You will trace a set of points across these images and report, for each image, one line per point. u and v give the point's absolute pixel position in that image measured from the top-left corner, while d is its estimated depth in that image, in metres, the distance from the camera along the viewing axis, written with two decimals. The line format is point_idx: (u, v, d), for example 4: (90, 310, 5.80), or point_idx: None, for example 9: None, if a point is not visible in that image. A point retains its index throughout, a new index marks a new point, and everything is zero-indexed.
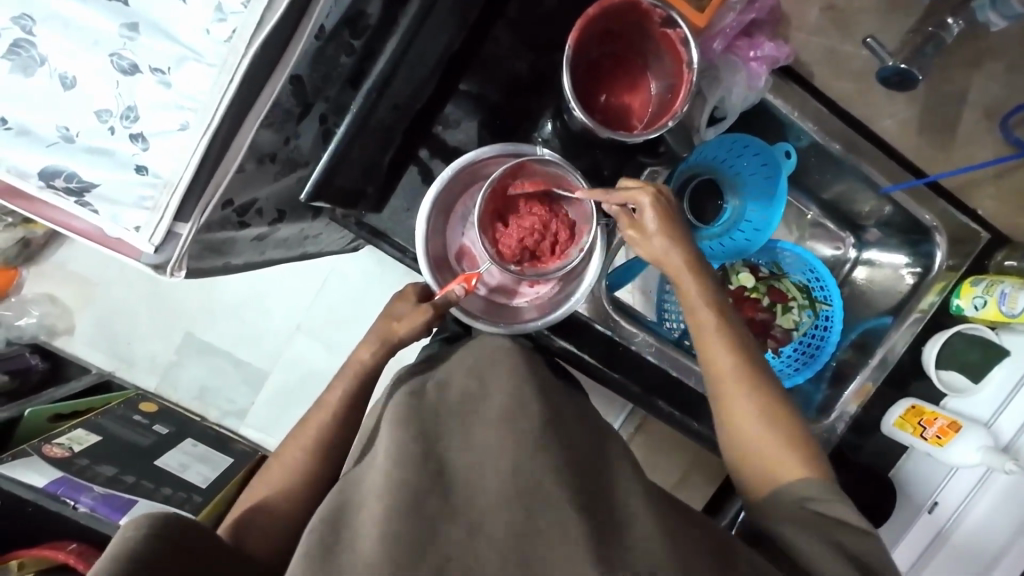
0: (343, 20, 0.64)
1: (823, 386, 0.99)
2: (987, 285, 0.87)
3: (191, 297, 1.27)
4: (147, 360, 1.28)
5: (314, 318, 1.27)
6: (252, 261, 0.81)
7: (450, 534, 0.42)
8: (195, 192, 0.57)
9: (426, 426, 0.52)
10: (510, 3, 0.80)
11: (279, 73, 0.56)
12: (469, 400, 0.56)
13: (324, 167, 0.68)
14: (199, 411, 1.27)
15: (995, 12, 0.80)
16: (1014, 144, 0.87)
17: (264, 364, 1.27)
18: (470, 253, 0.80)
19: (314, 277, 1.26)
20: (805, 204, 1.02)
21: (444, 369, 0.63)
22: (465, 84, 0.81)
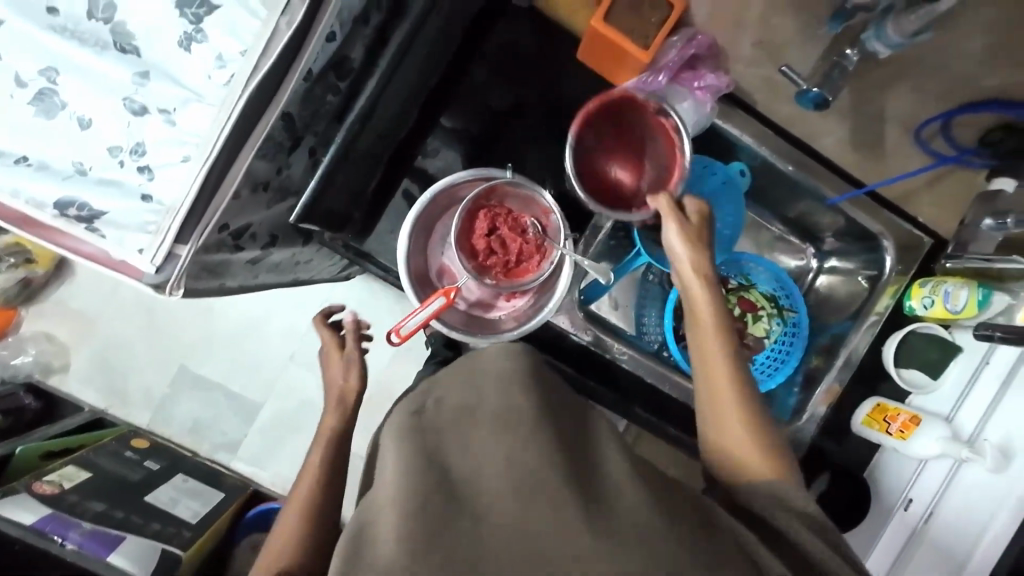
0: (330, 64, 0.71)
1: (796, 389, 1.03)
2: (932, 286, 0.92)
3: (188, 328, 1.32)
4: (141, 394, 1.31)
5: (307, 347, 1.31)
6: (245, 284, 0.87)
7: (459, 525, 0.49)
8: (194, 216, 0.63)
9: (422, 440, 0.59)
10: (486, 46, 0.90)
11: (272, 109, 0.63)
12: (459, 411, 0.64)
13: (313, 189, 0.75)
14: (193, 445, 1.30)
15: (880, 42, 0.82)
16: (932, 155, 0.92)
17: (259, 397, 1.30)
18: (450, 270, 0.85)
19: (307, 305, 1.31)
20: (769, 220, 1.09)
21: (441, 389, 0.71)
22: (447, 121, 0.91)
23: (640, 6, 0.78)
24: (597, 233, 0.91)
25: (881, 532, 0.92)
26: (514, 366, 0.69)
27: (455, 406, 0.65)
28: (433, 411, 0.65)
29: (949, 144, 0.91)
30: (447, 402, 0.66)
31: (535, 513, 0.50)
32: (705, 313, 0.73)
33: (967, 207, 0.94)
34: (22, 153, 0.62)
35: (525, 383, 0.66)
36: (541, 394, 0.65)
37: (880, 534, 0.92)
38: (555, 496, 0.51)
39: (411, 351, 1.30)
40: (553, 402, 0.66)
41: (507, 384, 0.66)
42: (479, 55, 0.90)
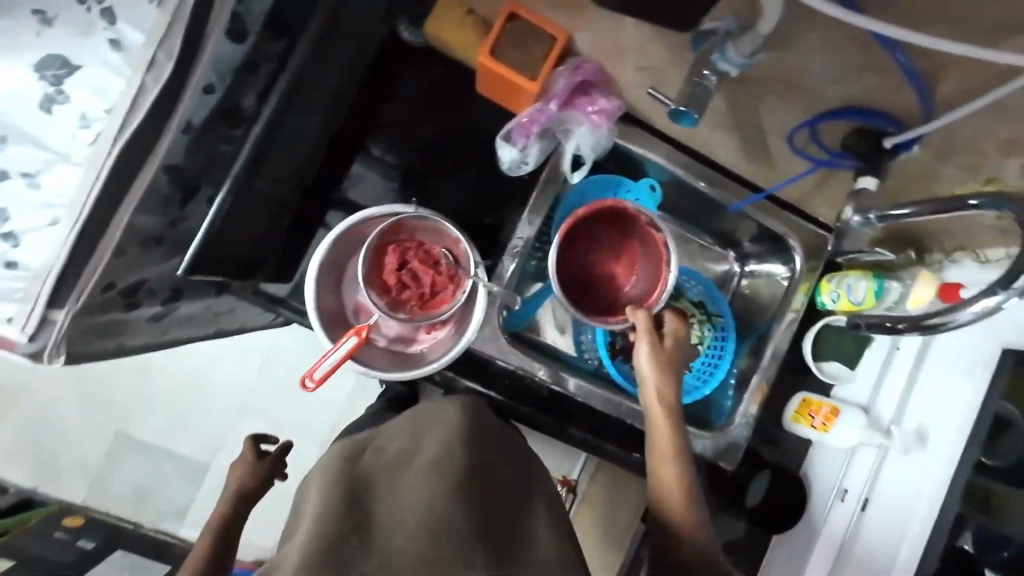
0: (217, 113, 0.70)
1: (730, 393, 1.04)
2: (837, 280, 0.96)
3: (123, 396, 1.38)
4: (76, 467, 1.37)
5: (251, 401, 1.40)
6: (151, 342, 0.84)
7: (364, 563, 0.54)
8: (70, 281, 0.62)
9: (352, 480, 0.65)
10: (399, 87, 0.95)
11: (151, 160, 0.62)
12: (396, 457, 0.70)
13: (200, 242, 0.68)
14: (134, 517, 1.37)
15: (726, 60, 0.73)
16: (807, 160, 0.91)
17: (204, 457, 1.39)
18: (366, 308, 0.85)
19: (251, 357, 1.40)
20: (699, 236, 1.10)
21: (383, 436, 0.76)
22: (375, 146, 0.95)
23: (524, 41, 0.81)
24: (513, 256, 0.92)
25: (819, 529, 0.95)
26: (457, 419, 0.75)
27: (393, 453, 0.71)
28: (370, 457, 0.71)
29: (823, 150, 0.90)
30: (385, 450, 0.72)
31: (439, 558, 0.54)
32: (665, 424, 0.73)
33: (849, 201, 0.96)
34: None
35: (463, 432, 0.72)
36: (479, 441, 0.72)
37: (818, 530, 0.95)
38: (462, 541, 0.56)
39: None
40: (487, 449, 0.72)
41: (447, 432, 0.72)
42: (396, 99, 0.95)
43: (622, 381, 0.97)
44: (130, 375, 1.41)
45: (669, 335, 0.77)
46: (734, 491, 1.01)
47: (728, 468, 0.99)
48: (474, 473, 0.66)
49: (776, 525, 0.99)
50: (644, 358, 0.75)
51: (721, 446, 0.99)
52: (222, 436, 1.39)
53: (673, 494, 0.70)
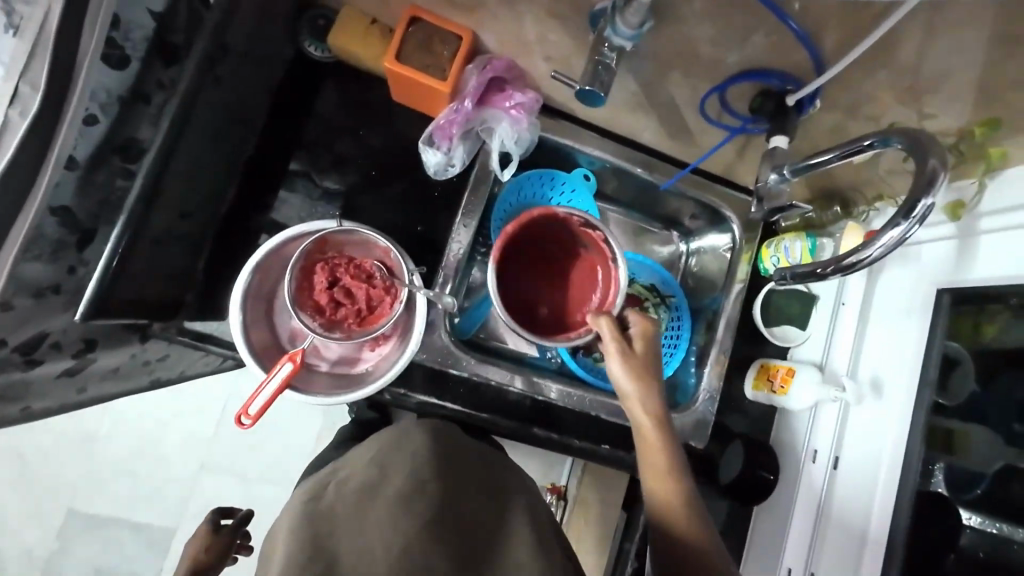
0: (109, 147, 0.67)
1: (692, 370, 1.03)
2: (775, 244, 0.97)
3: (67, 469, 1.32)
4: (21, 555, 1.30)
5: (212, 455, 1.35)
6: (66, 404, 0.80)
7: None
8: None
9: (315, 526, 0.62)
10: (317, 104, 0.93)
11: (29, 204, 0.58)
12: (360, 490, 0.67)
13: (95, 289, 0.64)
14: None
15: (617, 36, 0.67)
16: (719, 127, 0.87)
17: (170, 521, 1.33)
18: (302, 333, 0.81)
19: (209, 411, 1.36)
20: (650, 222, 1.10)
21: (345, 470, 0.72)
22: (295, 161, 0.92)
23: (428, 43, 0.80)
24: (454, 260, 0.90)
25: (795, 496, 0.93)
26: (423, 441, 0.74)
27: (355, 486, 0.68)
28: (331, 495, 0.67)
29: (734, 117, 0.84)
30: (348, 485, 0.69)
31: None
32: (658, 438, 0.71)
33: None
34: None
35: (432, 459, 0.71)
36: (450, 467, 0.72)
37: (794, 498, 0.93)
38: None
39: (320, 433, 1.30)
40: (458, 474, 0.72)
41: (414, 461, 0.71)
42: (311, 117, 0.92)
43: (585, 374, 0.96)
44: (69, 446, 1.32)
45: (637, 336, 0.74)
46: (706, 469, 0.99)
47: (699, 446, 0.98)
48: (447, 502, 0.67)
49: (753, 498, 0.95)
50: (616, 363, 0.72)
51: (689, 424, 0.98)
52: (182, 497, 1.34)
53: (670, 505, 0.68)
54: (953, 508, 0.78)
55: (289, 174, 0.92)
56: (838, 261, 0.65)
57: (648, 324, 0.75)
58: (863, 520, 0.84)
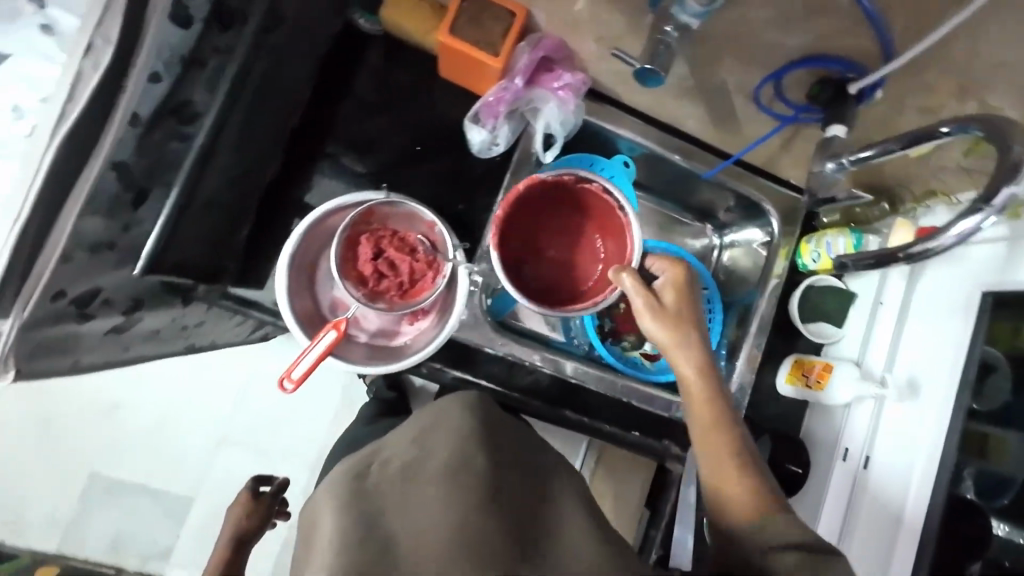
0: (166, 108, 0.66)
1: (722, 363, 1.02)
2: (816, 240, 0.96)
3: (85, 436, 1.33)
4: (39, 522, 1.29)
5: (229, 428, 1.36)
6: (107, 360, 0.80)
7: None
8: (12, 285, 0.58)
9: (363, 508, 0.61)
10: (358, 79, 0.92)
11: (94, 159, 0.59)
12: (403, 471, 0.67)
13: (155, 240, 0.65)
14: (115, 562, 1.30)
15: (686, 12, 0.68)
16: (777, 116, 0.86)
17: (187, 492, 1.32)
18: (343, 303, 0.82)
19: (229, 386, 1.36)
20: (680, 213, 1.09)
21: (386, 449, 0.73)
22: (334, 134, 0.92)
23: (480, 19, 0.80)
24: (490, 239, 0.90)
25: (825, 490, 0.93)
26: (460, 418, 0.74)
27: (398, 467, 0.68)
28: (375, 476, 0.67)
29: (788, 105, 0.84)
30: (390, 465, 0.68)
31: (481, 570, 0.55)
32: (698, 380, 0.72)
33: None
34: None
35: (472, 437, 0.71)
36: (491, 443, 0.71)
37: (825, 491, 0.93)
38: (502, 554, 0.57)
39: None
40: (499, 449, 0.71)
41: (454, 440, 0.70)
42: (355, 91, 0.92)
43: (615, 361, 0.95)
44: (93, 414, 1.33)
45: (666, 281, 0.75)
46: None
47: None
48: (494, 477, 0.66)
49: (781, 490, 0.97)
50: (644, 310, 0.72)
51: None
52: (198, 474, 1.33)
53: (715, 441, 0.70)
54: (985, 517, 0.77)
55: (330, 147, 0.92)
56: (908, 249, 0.68)
57: (677, 266, 0.76)
58: (894, 522, 0.83)
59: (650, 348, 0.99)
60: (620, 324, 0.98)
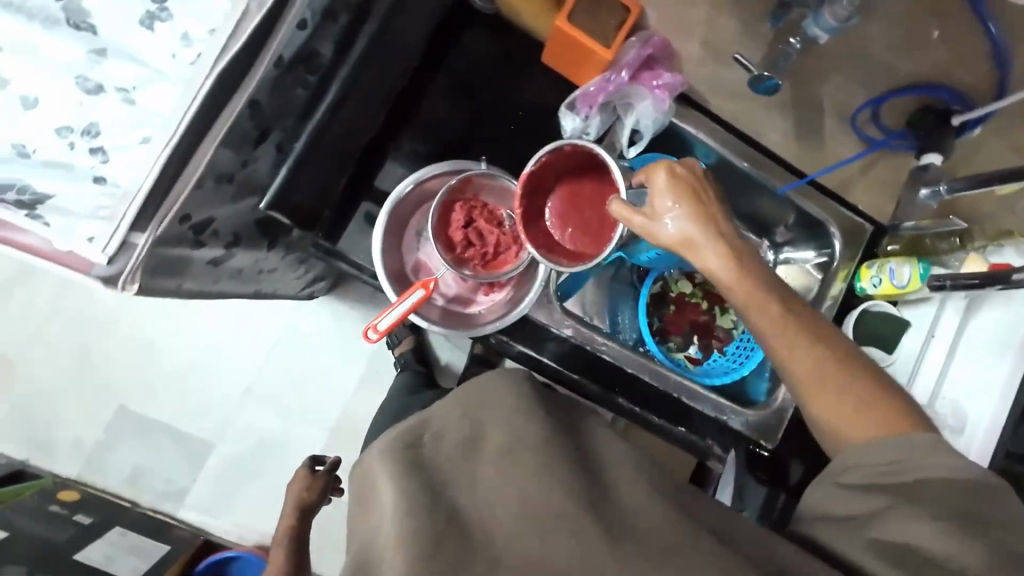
0: (299, 56, 0.70)
1: (766, 374, 1.04)
2: (879, 265, 0.96)
3: (124, 367, 1.37)
4: (71, 444, 1.36)
5: (261, 381, 1.37)
6: (203, 289, 0.82)
7: (474, 567, 0.53)
8: (154, 203, 0.59)
9: (426, 478, 0.62)
10: (452, 56, 0.93)
11: (239, 95, 0.61)
12: (460, 446, 0.67)
13: (279, 185, 0.78)
14: (131, 496, 1.35)
15: (818, 28, 0.86)
16: (868, 140, 0.95)
17: (209, 437, 1.36)
18: (426, 265, 0.86)
19: (263, 339, 1.37)
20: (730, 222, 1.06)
21: (437, 422, 0.73)
22: (427, 99, 0.92)
23: (598, 7, 0.83)
24: None
25: None
26: (512, 399, 0.74)
27: (455, 441, 0.68)
28: (431, 447, 0.68)
29: (881, 130, 0.94)
30: (446, 439, 0.69)
31: (557, 543, 0.54)
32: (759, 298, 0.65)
33: (898, 191, 0.97)
34: None
35: (525, 416, 0.70)
36: (546, 419, 0.71)
37: None
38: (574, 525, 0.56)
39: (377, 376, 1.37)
40: (556, 425, 0.71)
41: (507, 419, 0.70)
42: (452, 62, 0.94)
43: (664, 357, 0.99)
44: (132, 348, 1.37)
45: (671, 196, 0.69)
46: (774, 468, 1.03)
47: (769, 447, 1.00)
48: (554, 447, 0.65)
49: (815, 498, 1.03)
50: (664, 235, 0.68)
51: (763, 421, 1.00)
52: (224, 417, 1.36)
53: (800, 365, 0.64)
54: None
55: (421, 112, 0.93)
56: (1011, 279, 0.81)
57: (674, 172, 0.69)
58: None
59: (694, 352, 1.10)
60: (669, 325, 1.11)
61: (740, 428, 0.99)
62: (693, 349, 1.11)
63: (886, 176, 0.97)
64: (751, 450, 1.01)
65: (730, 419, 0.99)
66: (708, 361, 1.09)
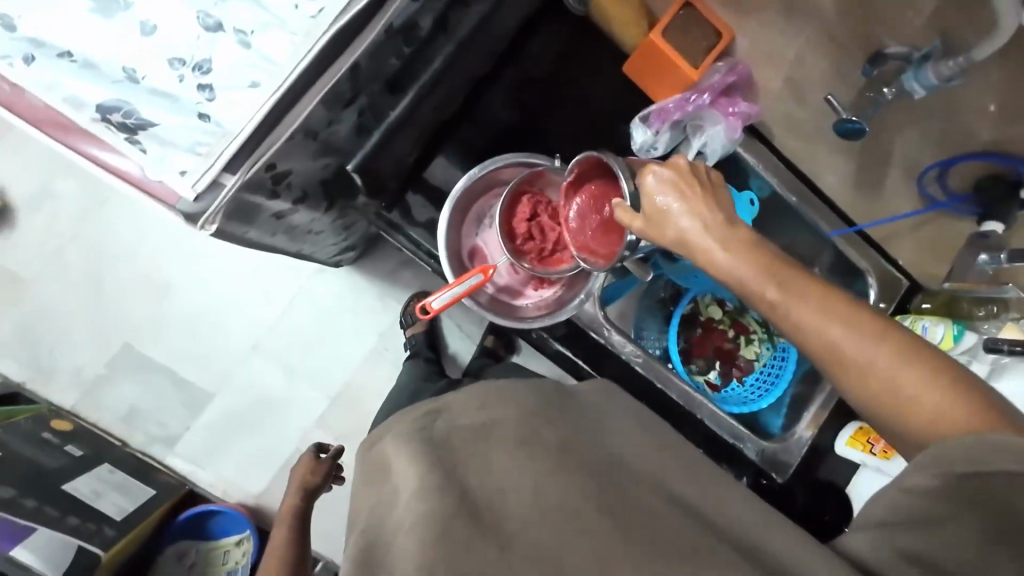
0: (403, 27, 0.69)
1: (781, 411, 1.09)
2: (911, 320, 0.96)
3: (139, 305, 1.35)
4: (71, 372, 1.34)
5: (270, 339, 1.35)
6: (260, 241, 0.81)
7: (484, 552, 0.53)
8: (249, 147, 0.60)
9: (441, 459, 0.62)
10: (535, 48, 0.95)
11: (348, 56, 0.62)
12: (473, 431, 0.66)
13: (369, 149, 0.77)
14: (123, 435, 1.32)
15: (918, 82, 0.84)
16: (928, 199, 0.95)
17: (211, 387, 1.34)
18: (481, 252, 0.88)
19: (280, 297, 1.35)
20: None
21: (451, 405, 0.72)
22: (503, 90, 0.94)
23: (691, 29, 0.90)
24: None
25: None
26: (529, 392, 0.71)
27: (467, 425, 0.68)
28: (443, 427, 0.68)
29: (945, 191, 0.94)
30: (459, 421, 0.68)
31: (572, 544, 0.54)
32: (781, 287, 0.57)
33: (955, 254, 0.97)
34: (66, 49, 0.59)
35: (539, 408, 0.69)
36: (559, 417, 0.69)
37: None
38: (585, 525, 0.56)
39: (389, 354, 1.35)
40: (576, 425, 0.69)
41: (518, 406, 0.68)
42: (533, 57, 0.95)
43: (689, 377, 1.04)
44: (147, 286, 1.35)
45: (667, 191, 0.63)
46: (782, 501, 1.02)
47: (778, 480, 1.03)
48: (570, 451, 0.64)
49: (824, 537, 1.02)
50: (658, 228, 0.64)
51: (776, 455, 1.03)
52: (232, 368, 1.34)
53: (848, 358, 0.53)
54: None
55: (495, 101, 0.94)
56: None
57: (662, 170, 0.63)
58: None
59: (714, 377, 1.12)
60: (694, 347, 1.13)
61: (753, 458, 1.02)
62: (714, 374, 1.12)
63: (942, 236, 0.97)
64: (758, 480, 1.03)
65: (746, 448, 1.02)
66: (726, 389, 1.10)
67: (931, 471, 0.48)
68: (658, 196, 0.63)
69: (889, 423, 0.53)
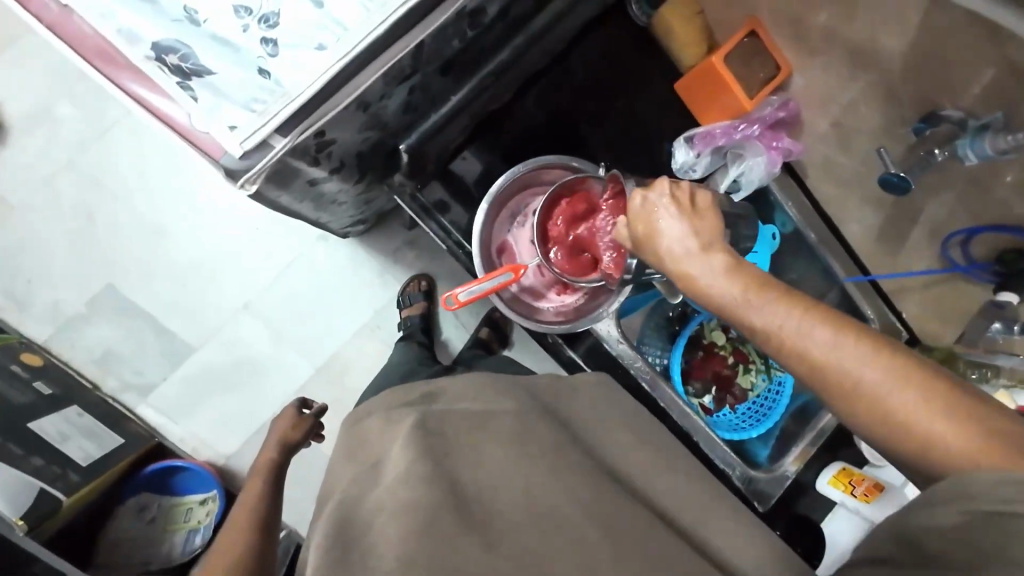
0: (471, 10, 0.66)
1: (768, 442, 1.10)
2: None
3: (130, 246, 1.29)
4: (48, 306, 1.27)
5: (263, 300, 1.30)
6: (286, 206, 0.77)
7: (470, 550, 0.51)
8: (305, 111, 0.58)
9: (433, 446, 0.61)
10: (591, 49, 0.93)
11: (418, 32, 0.60)
12: (468, 420, 0.66)
13: (421, 132, 0.82)
14: (96, 378, 1.26)
15: (972, 151, 0.85)
16: (946, 260, 0.96)
17: (193, 341, 1.29)
18: (510, 249, 0.87)
19: (280, 258, 1.30)
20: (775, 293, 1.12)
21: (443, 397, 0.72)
22: (552, 89, 0.92)
23: (751, 62, 0.94)
24: None
25: None
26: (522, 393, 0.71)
27: (461, 414, 0.67)
28: (438, 412, 0.67)
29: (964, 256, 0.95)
30: (455, 408, 0.68)
31: (559, 546, 0.54)
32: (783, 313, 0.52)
33: (965, 322, 0.98)
34: None
35: (536, 410, 0.69)
36: (556, 419, 0.70)
37: None
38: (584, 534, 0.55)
39: (382, 331, 1.32)
40: (572, 434, 0.69)
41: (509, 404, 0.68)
42: (587, 59, 0.93)
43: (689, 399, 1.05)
44: (141, 228, 1.29)
45: (661, 208, 0.58)
46: None
47: (757, 509, 1.06)
48: (562, 454, 0.63)
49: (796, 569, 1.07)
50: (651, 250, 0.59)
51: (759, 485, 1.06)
52: (219, 325, 1.29)
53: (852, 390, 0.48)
54: None
55: (542, 97, 0.92)
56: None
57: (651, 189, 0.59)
58: None
59: (709, 402, 1.10)
60: (694, 369, 1.12)
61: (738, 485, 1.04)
62: (708, 399, 1.11)
63: (950, 298, 0.98)
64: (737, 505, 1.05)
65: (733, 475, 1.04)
66: (717, 414, 1.10)
67: (954, 508, 0.43)
68: (651, 214, 0.59)
69: (896, 453, 0.48)
